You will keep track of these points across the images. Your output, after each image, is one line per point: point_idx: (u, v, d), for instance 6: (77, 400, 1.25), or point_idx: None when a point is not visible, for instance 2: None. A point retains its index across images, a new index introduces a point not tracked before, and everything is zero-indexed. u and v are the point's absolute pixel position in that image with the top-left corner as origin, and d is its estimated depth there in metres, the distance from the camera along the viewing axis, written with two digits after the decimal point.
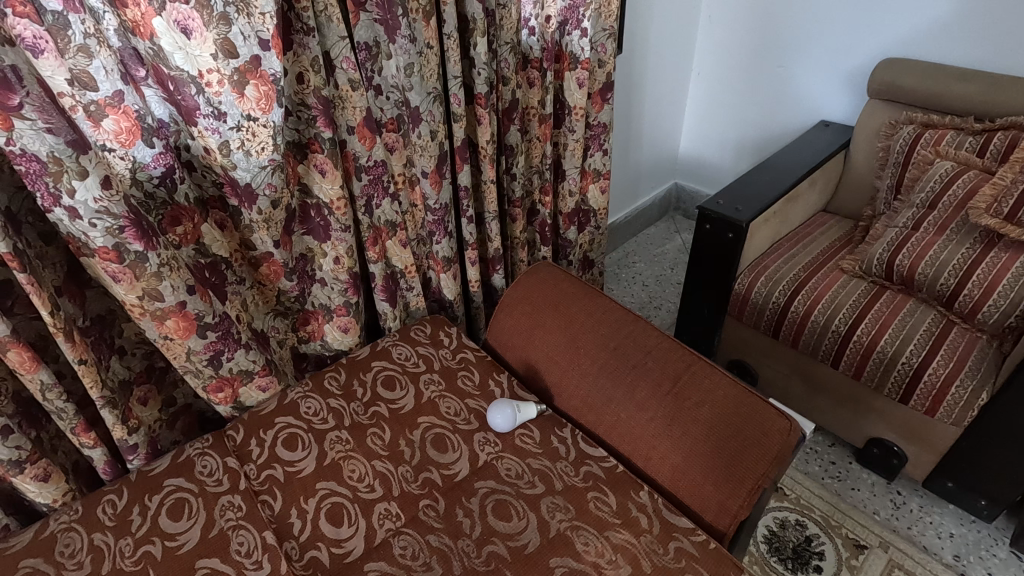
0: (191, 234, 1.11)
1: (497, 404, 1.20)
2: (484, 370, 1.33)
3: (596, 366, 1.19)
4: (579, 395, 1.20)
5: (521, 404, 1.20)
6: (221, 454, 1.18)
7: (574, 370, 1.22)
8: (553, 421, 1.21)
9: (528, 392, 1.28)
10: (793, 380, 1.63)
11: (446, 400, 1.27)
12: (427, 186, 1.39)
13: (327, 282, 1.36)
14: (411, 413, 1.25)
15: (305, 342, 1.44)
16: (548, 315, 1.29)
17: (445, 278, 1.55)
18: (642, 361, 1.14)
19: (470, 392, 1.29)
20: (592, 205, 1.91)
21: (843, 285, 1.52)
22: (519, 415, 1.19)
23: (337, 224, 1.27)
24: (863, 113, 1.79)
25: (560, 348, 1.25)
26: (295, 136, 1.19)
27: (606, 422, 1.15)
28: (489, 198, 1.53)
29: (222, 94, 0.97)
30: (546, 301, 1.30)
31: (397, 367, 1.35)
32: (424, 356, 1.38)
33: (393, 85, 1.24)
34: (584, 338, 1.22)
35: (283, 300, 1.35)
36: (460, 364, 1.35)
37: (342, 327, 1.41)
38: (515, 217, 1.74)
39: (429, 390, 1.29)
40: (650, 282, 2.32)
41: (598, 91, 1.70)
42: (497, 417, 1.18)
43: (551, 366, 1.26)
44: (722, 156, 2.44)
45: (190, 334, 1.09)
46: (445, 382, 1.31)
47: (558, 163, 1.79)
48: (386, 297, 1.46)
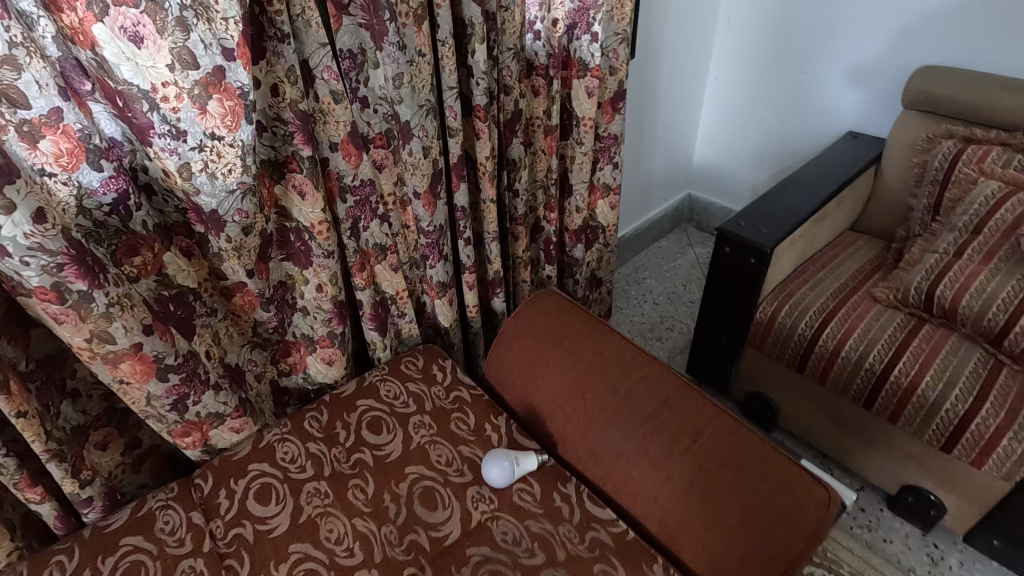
0: (152, 265, 0.99)
1: (494, 455, 1.08)
2: (480, 412, 1.21)
3: (604, 415, 1.06)
4: (585, 446, 1.07)
5: (521, 454, 1.09)
6: (186, 509, 1.06)
7: (579, 417, 1.09)
8: (556, 474, 1.08)
9: (529, 438, 1.16)
10: (818, 418, 1.49)
11: (437, 447, 1.15)
12: (420, 207, 1.27)
13: (309, 311, 1.24)
14: (397, 462, 1.12)
15: (286, 375, 1.32)
16: (551, 352, 1.16)
17: (440, 305, 1.42)
18: (655, 411, 1.01)
19: (464, 437, 1.16)
20: (601, 221, 1.79)
21: (877, 316, 1.38)
22: (519, 468, 1.07)
23: (319, 250, 1.15)
24: (897, 125, 1.64)
25: (564, 390, 1.12)
26: (271, 154, 1.07)
27: (615, 479, 1.02)
28: (488, 218, 1.40)
29: (181, 110, 0.86)
30: (549, 336, 1.18)
31: (385, 407, 1.23)
32: (415, 394, 1.25)
33: (382, 97, 1.11)
34: (590, 380, 1.10)
35: (261, 332, 1.23)
36: (455, 404, 1.23)
37: (327, 359, 1.29)
38: (518, 236, 1.61)
39: (420, 434, 1.17)
40: (661, 300, 2.18)
41: (609, 100, 1.56)
42: (495, 472, 1.06)
43: (554, 410, 1.13)
44: (739, 166, 2.30)
45: (149, 378, 0.97)
46: (437, 425, 1.19)
47: (565, 178, 1.66)
48: (376, 325, 1.34)
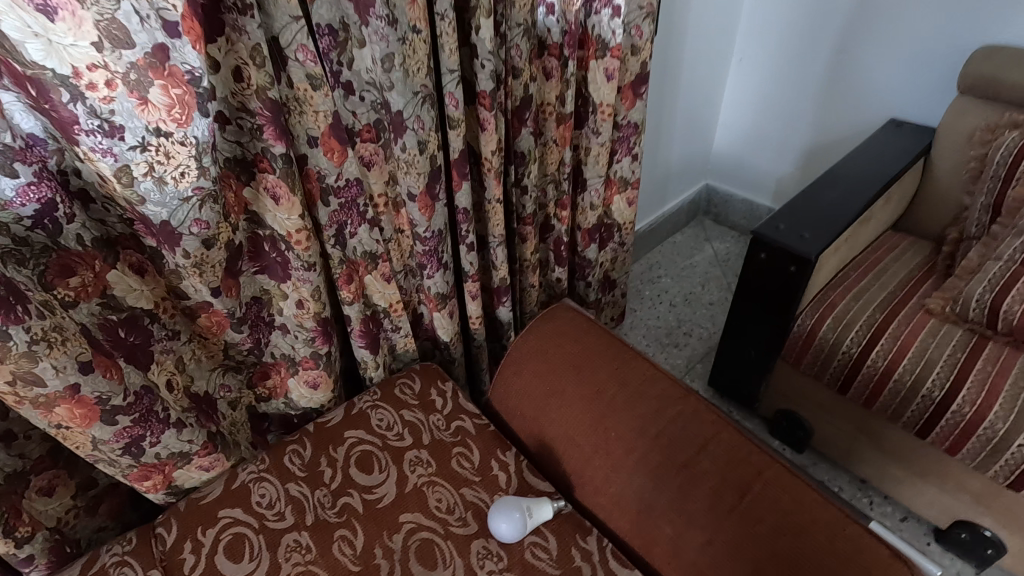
0: (92, 287, 0.82)
1: (504, 504, 0.93)
2: (485, 447, 1.06)
3: (631, 460, 0.91)
4: (608, 495, 0.92)
5: (535, 502, 0.94)
6: (144, 566, 0.91)
7: (601, 460, 0.94)
8: (574, 525, 0.94)
9: (542, 480, 1.01)
10: (859, 442, 1.34)
11: (436, 489, 1.00)
12: (415, 211, 1.09)
13: (289, 330, 1.09)
14: (390, 508, 0.98)
15: (264, 400, 1.17)
16: (568, 381, 1.01)
17: (439, 317, 1.26)
18: (693, 458, 0.86)
19: (467, 477, 1.02)
20: (616, 219, 1.62)
21: (932, 333, 1.22)
22: (533, 520, 0.93)
23: (299, 262, 0.99)
24: (951, 113, 1.47)
25: (583, 426, 0.97)
26: (237, 151, 0.90)
27: (644, 536, 0.88)
28: (494, 219, 1.23)
29: (116, 100, 0.69)
30: (563, 362, 1.03)
31: (376, 440, 1.08)
32: (411, 424, 1.10)
33: (369, 82, 0.94)
34: (615, 417, 0.94)
35: (233, 354, 1.07)
36: (456, 437, 1.08)
37: (311, 382, 1.15)
38: (526, 236, 1.44)
39: (416, 474, 1.02)
40: (677, 301, 2.03)
41: (630, 83, 1.38)
42: (505, 525, 0.91)
43: (571, 449, 0.98)
44: (764, 156, 2.12)
45: (93, 422, 0.82)
46: (437, 462, 1.04)
47: (579, 171, 1.50)
48: (366, 343, 1.19)
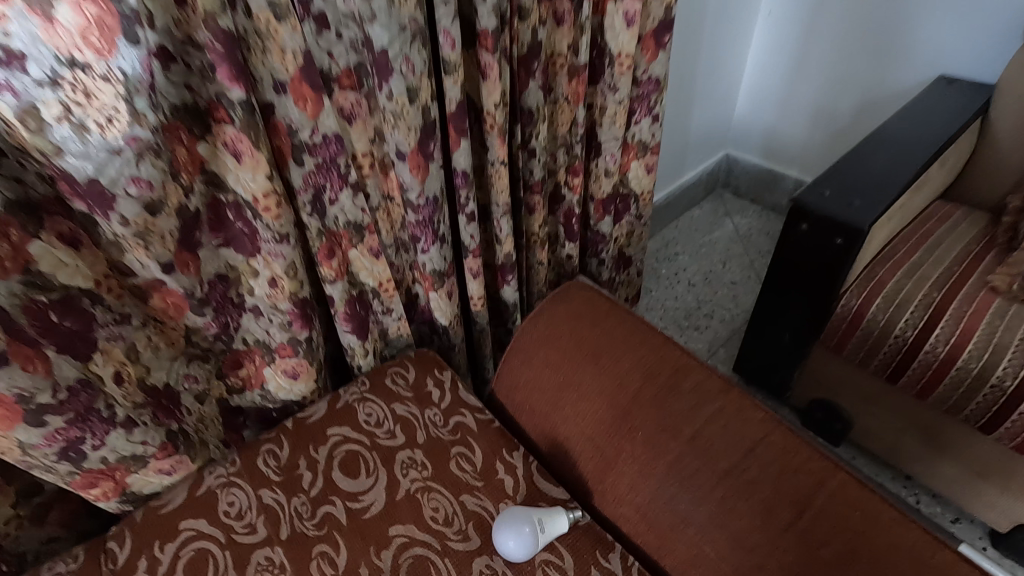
0: (10, 261, 0.67)
1: (512, 517, 0.79)
2: (489, 446, 0.92)
3: (661, 465, 0.77)
4: (634, 506, 0.79)
5: (548, 514, 0.80)
6: None
7: (625, 465, 0.80)
8: (594, 541, 0.80)
9: (556, 486, 0.87)
10: (909, 437, 1.21)
11: (432, 497, 0.86)
12: (406, 173, 0.93)
13: (264, 314, 0.95)
14: (378, 519, 0.84)
15: (237, 392, 1.03)
16: (584, 371, 0.88)
17: (435, 298, 1.12)
18: (737, 465, 0.72)
19: (468, 482, 0.88)
20: (633, 188, 1.46)
21: (1000, 314, 1.06)
22: (546, 536, 0.79)
23: (269, 232, 0.85)
24: (1014, 66, 1.30)
25: (604, 424, 0.84)
26: (187, 98, 0.74)
27: (677, 555, 0.74)
28: (498, 185, 1.08)
29: (12, 20, 0.55)
30: (578, 351, 0.90)
31: (363, 439, 0.94)
32: (403, 420, 0.96)
33: (347, 14, 0.79)
34: (641, 414, 0.81)
35: (198, 340, 0.93)
36: (456, 436, 0.94)
37: (290, 372, 1.01)
38: (534, 207, 1.28)
39: (409, 479, 0.88)
40: (696, 281, 1.88)
41: (652, 31, 1.21)
42: (514, 543, 0.77)
43: (589, 449, 0.85)
44: (792, 123, 1.95)
45: (15, 425, 0.70)
46: (433, 464, 0.90)
47: (592, 133, 1.34)
48: (353, 327, 1.05)
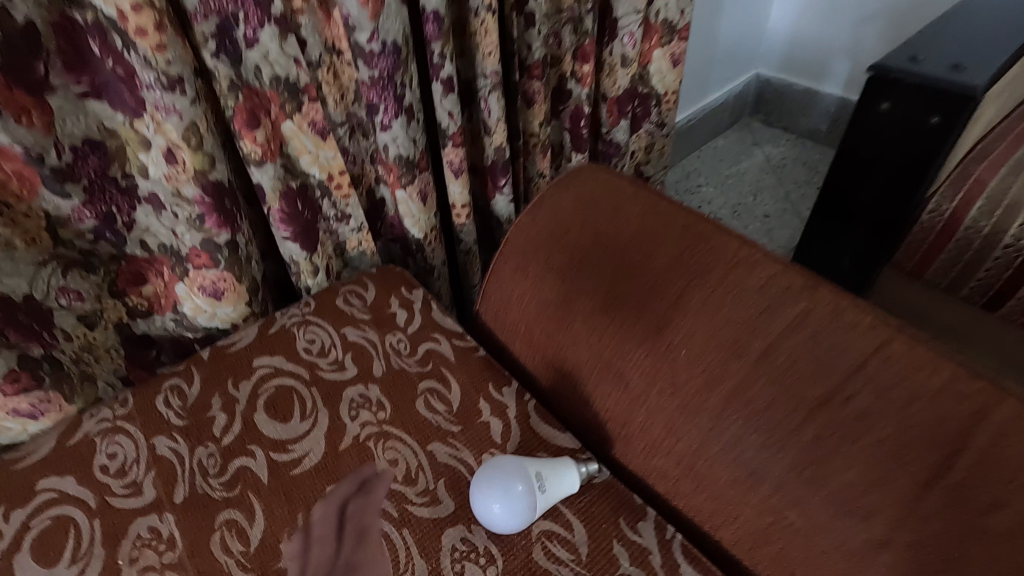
0: None
1: (502, 469, 0.55)
2: (470, 380, 0.68)
3: (717, 395, 0.53)
4: (676, 455, 0.55)
5: (551, 467, 0.56)
6: None
7: (663, 398, 0.56)
8: (615, 505, 0.56)
9: (562, 431, 0.63)
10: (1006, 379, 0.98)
11: (390, 446, 0.62)
12: (352, 6, 0.67)
13: (167, 206, 0.70)
14: (313, 476, 0.60)
15: (142, 317, 0.78)
16: (600, 273, 0.63)
17: (404, 199, 0.86)
18: (839, 391, 0.48)
19: (440, 427, 0.64)
20: (655, 86, 1.19)
21: None
22: (547, 499, 0.55)
23: (151, 74, 0.59)
24: None
25: (632, 343, 0.59)
26: None
27: (745, 524, 0.50)
28: (485, 46, 0.81)
29: None
30: (593, 248, 0.65)
31: (301, 371, 0.70)
32: (356, 347, 0.72)
33: None
34: (685, 326, 0.56)
35: (69, 238, 0.68)
36: (426, 367, 0.69)
37: (210, 290, 0.77)
38: (534, 98, 1.02)
39: (359, 424, 0.64)
40: (724, 214, 1.62)
41: None
42: (500, 506, 0.53)
43: (608, 380, 0.60)
44: (836, 27, 1.66)
45: None
46: (393, 403, 0.66)
47: (606, 8, 1.06)
48: (294, 232, 0.80)
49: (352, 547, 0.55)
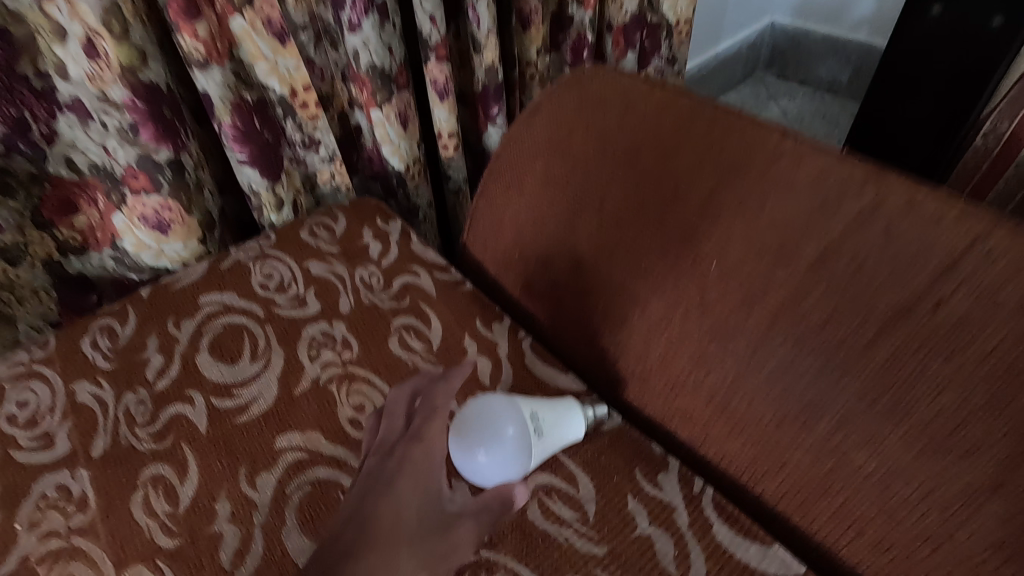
0: None
1: (489, 411, 0.44)
2: (454, 316, 0.57)
3: (759, 313, 0.42)
4: (705, 391, 0.44)
5: (549, 407, 0.45)
6: None
7: (689, 323, 0.45)
8: (629, 454, 0.46)
9: (563, 371, 0.52)
10: None
11: (355, 390, 0.52)
12: None
13: (93, 115, 0.59)
14: (260, 426, 0.49)
15: (77, 253, 0.68)
16: (606, 176, 0.52)
17: (380, 122, 0.75)
18: (923, 297, 0.36)
19: (416, 368, 0.53)
20: (667, 13, 1.06)
21: None
22: (544, 446, 0.44)
23: None
24: None
25: (650, 259, 0.47)
26: None
27: (797, 471, 0.40)
28: None
29: None
30: (603, 152, 0.53)
31: (255, 308, 0.59)
32: (322, 281, 0.61)
33: None
34: (717, 233, 0.45)
35: None
36: (401, 303, 0.58)
37: (153, 221, 0.66)
38: (532, 20, 0.89)
39: (319, 365, 0.53)
40: None
41: None
42: (486, 457, 0.42)
43: (617, 305, 0.49)
44: None
45: None
46: (361, 341, 0.55)
47: None
48: (250, 154, 0.69)
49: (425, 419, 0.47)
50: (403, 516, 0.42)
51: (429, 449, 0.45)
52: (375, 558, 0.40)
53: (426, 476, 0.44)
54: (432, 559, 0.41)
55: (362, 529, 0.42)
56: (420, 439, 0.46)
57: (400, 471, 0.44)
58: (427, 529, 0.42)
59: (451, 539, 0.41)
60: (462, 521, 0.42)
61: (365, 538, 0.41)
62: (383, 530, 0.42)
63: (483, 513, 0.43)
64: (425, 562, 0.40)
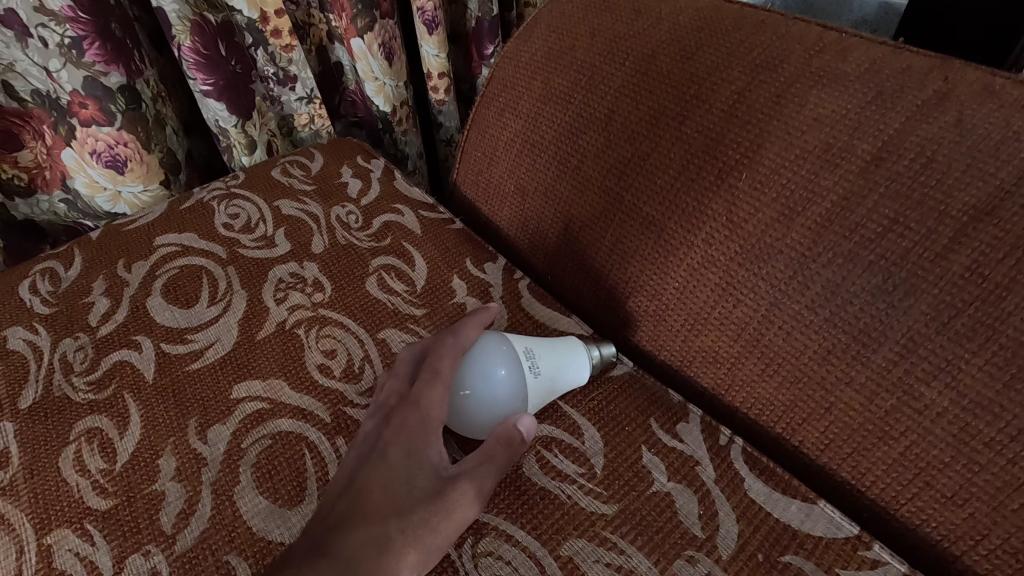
0: None
1: (474, 343, 0.37)
2: (441, 255, 0.50)
3: (800, 227, 0.35)
4: (734, 326, 0.37)
5: (548, 344, 0.38)
6: None
7: (713, 247, 0.38)
8: (643, 403, 0.39)
9: (566, 314, 0.46)
10: None
11: (326, 334, 0.45)
12: None
13: (29, 30, 0.51)
14: (216, 373, 0.43)
15: (24, 194, 0.62)
16: (618, 86, 0.44)
17: (363, 54, 0.67)
18: (1010, 197, 0.30)
19: (396, 311, 0.46)
20: None
21: None
22: (541, 387, 0.37)
23: None
24: None
25: (668, 177, 0.40)
26: None
27: (846, 412, 0.33)
28: None
29: None
30: (613, 61, 0.45)
31: (217, 250, 0.51)
32: (295, 222, 0.53)
33: None
34: (750, 138, 0.38)
35: None
36: (382, 241, 0.51)
37: (106, 158, 0.58)
38: None
39: (287, 308, 0.47)
40: None
41: None
42: (471, 394, 0.35)
43: (629, 233, 0.42)
44: None
45: None
46: (335, 282, 0.48)
47: None
48: (216, 83, 0.61)
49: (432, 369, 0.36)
50: (393, 488, 0.32)
51: (430, 402, 0.34)
52: (359, 543, 0.31)
53: (423, 454, 0.33)
54: (424, 536, 0.31)
55: (347, 511, 0.32)
56: (422, 392, 0.35)
57: (393, 436, 0.34)
58: (421, 501, 0.32)
59: (447, 508, 0.31)
60: (460, 485, 0.32)
61: (351, 520, 0.32)
62: (370, 508, 0.32)
63: (484, 472, 0.32)
64: (418, 543, 0.31)
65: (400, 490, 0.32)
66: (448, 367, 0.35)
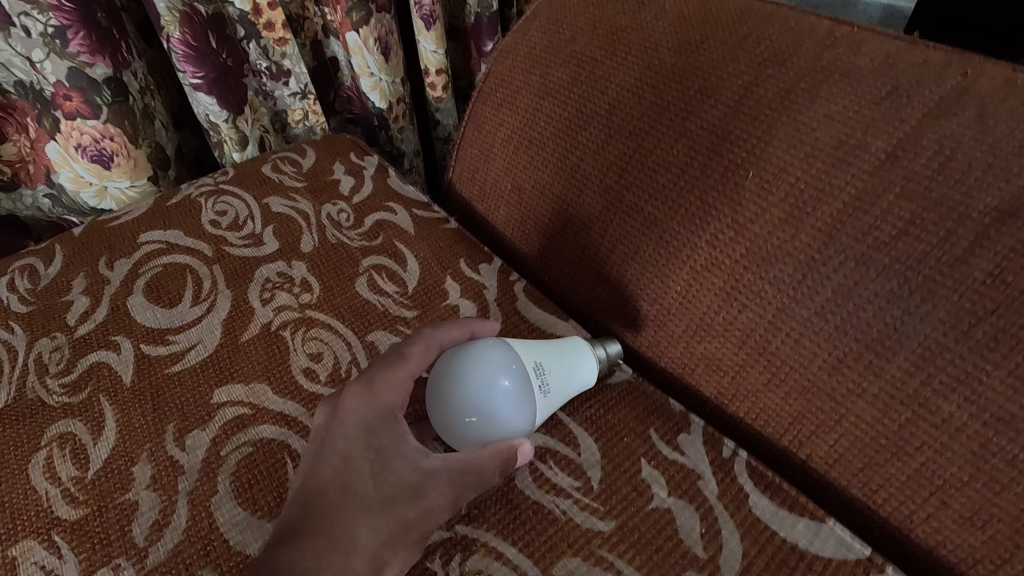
0: None
1: (480, 363, 0.33)
2: (435, 255, 0.48)
3: (810, 230, 0.33)
4: (739, 332, 0.36)
5: (557, 356, 0.36)
6: None
7: (718, 249, 0.36)
8: (642, 413, 0.37)
9: (562, 319, 0.44)
10: None
11: (312, 337, 0.43)
12: None
13: (11, 18, 0.49)
14: (196, 376, 0.41)
15: (7, 188, 0.60)
16: (620, 79, 0.43)
17: (359, 49, 0.65)
18: None
19: (386, 313, 0.44)
20: None
21: None
22: (549, 405, 0.35)
23: None
24: None
25: (671, 175, 0.39)
26: None
27: (858, 425, 0.31)
28: None
29: None
30: (614, 54, 0.43)
31: (203, 248, 0.49)
32: (284, 219, 0.51)
33: None
34: (759, 136, 0.36)
35: None
36: (373, 240, 0.49)
37: (92, 152, 0.57)
38: None
39: (273, 310, 0.45)
40: None
41: None
42: (478, 421, 0.32)
43: (630, 233, 0.40)
44: None
45: None
46: (323, 283, 0.46)
47: None
48: (207, 76, 0.59)
49: (393, 353, 0.34)
50: (359, 482, 0.31)
51: (388, 388, 0.33)
52: (324, 546, 0.29)
53: (387, 446, 0.32)
54: (397, 533, 0.30)
55: (308, 510, 0.31)
56: (378, 377, 0.33)
57: (348, 426, 0.32)
58: (392, 499, 0.31)
59: (422, 506, 0.30)
60: (437, 482, 0.31)
61: (312, 523, 0.30)
62: (330, 509, 0.30)
63: (465, 471, 0.31)
64: (391, 540, 0.30)
65: (367, 484, 0.31)
66: (416, 355, 0.34)
